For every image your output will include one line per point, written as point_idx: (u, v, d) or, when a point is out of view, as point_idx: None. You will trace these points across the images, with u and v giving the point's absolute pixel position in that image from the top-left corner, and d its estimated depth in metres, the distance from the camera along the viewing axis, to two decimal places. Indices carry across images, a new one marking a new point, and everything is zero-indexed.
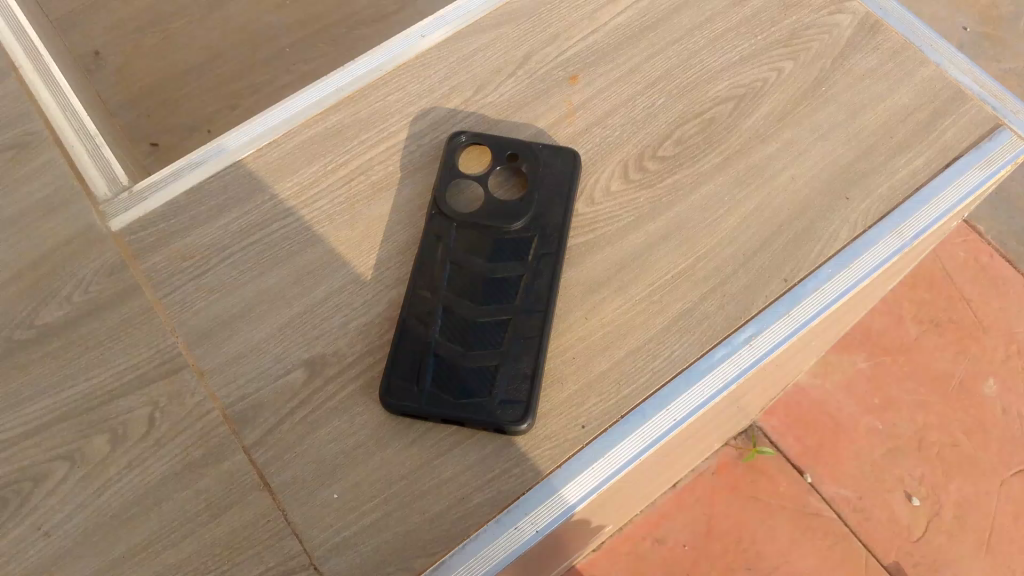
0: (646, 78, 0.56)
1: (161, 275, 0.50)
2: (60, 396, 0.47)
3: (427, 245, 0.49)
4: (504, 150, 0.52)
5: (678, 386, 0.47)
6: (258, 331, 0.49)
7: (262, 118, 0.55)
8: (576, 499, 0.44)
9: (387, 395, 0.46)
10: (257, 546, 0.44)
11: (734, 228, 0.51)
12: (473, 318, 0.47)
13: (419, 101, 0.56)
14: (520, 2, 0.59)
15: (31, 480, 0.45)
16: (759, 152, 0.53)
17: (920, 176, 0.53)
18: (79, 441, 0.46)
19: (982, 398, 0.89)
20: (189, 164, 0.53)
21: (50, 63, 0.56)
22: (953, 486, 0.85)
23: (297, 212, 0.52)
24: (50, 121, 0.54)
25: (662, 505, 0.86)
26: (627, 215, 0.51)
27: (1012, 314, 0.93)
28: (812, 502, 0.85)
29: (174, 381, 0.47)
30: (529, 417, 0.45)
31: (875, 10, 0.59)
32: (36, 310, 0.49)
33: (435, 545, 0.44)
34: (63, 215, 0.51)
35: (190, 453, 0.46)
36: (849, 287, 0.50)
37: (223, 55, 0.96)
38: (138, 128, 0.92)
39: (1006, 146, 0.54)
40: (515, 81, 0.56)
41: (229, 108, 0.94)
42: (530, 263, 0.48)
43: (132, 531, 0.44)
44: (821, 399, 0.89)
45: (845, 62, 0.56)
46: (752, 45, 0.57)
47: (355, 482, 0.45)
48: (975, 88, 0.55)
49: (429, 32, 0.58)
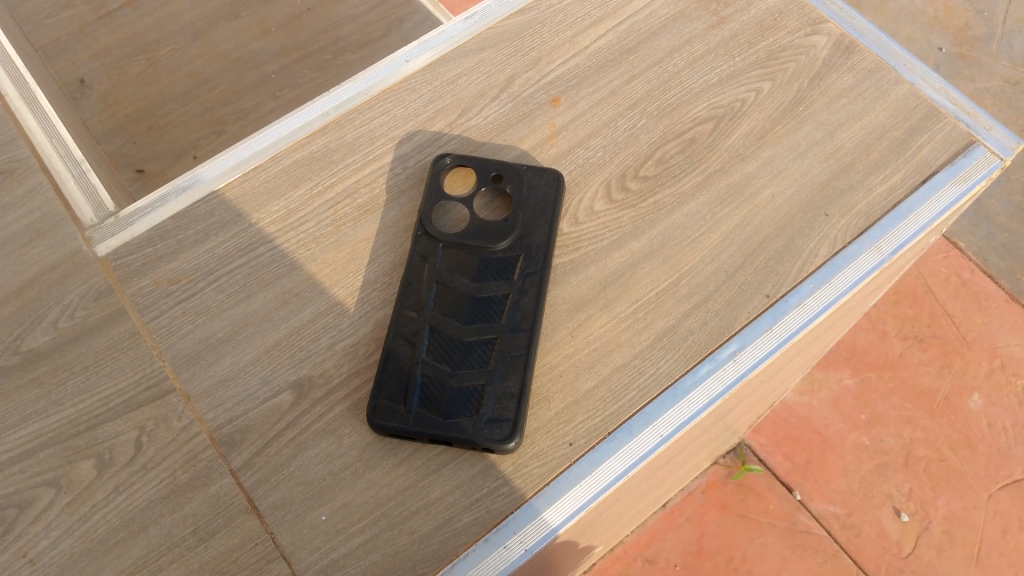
0: (628, 99, 0.57)
1: (147, 299, 0.50)
2: (45, 422, 0.46)
3: (413, 266, 0.50)
4: (489, 171, 0.53)
5: (664, 403, 0.47)
6: (245, 354, 0.49)
7: (249, 142, 0.55)
8: (564, 518, 0.44)
9: (374, 415, 0.45)
10: (245, 570, 0.43)
11: (716, 245, 0.52)
12: (459, 337, 0.47)
13: (404, 124, 0.56)
14: (503, 27, 0.60)
15: (15, 507, 0.44)
16: (739, 170, 0.54)
17: (897, 193, 0.54)
18: (65, 466, 0.45)
19: (966, 412, 0.90)
20: (175, 189, 0.53)
21: (37, 91, 0.57)
22: (942, 501, 0.85)
23: (282, 235, 0.52)
24: (36, 147, 0.54)
25: (652, 525, 0.85)
26: (611, 234, 0.52)
27: (994, 328, 0.94)
28: (802, 519, 0.85)
29: (161, 406, 0.47)
30: (516, 435, 0.45)
31: (849, 31, 0.60)
32: (22, 335, 0.49)
33: (425, 565, 0.43)
34: (49, 240, 0.51)
35: (176, 477, 0.45)
36: (830, 302, 0.50)
37: (208, 81, 0.97)
38: (124, 155, 0.92)
39: (981, 162, 0.55)
40: (500, 104, 0.57)
41: (214, 134, 0.94)
42: (516, 282, 0.49)
43: (118, 557, 0.44)
44: (807, 415, 0.90)
45: (822, 82, 0.58)
46: (730, 66, 0.59)
47: (343, 504, 0.45)
48: (949, 106, 0.57)
49: (413, 57, 0.59)
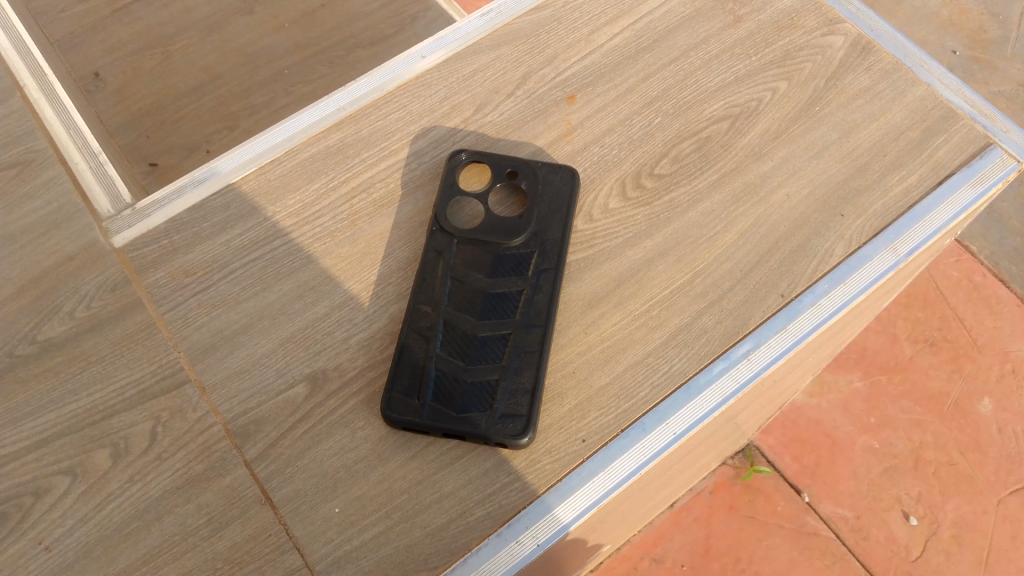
0: (643, 97, 0.57)
1: (163, 291, 0.50)
2: (61, 411, 0.47)
3: (428, 261, 0.50)
4: (504, 168, 0.53)
5: (677, 401, 0.47)
6: (260, 346, 0.49)
7: (265, 136, 0.55)
8: (575, 514, 0.44)
9: (388, 409, 0.46)
10: (258, 561, 0.44)
11: (731, 244, 0.52)
12: (473, 333, 0.47)
13: (420, 120, 0.57)
14: (519, 24, 0.61)
15: (30, 495, 0.45)
16: (754, 170, 0.54)
17: (913, 194, 0.54)
18: (80, 455, 0.46)
19: (977, 417, 0.89)
20: (191, 182, 0.53)
21: (55, 83, 0.57)
22: (951, 505, 0.85)
23: (297, 229, 0.53)
24: (54, 138, 0.54)
25: (659, 525, 0.85)
26: (626, 232, 0.52)
27: (1006, 332, 0.94)
28: (810, 521, 0.85)
29: (176, 397, 0.47)
30: (530, 431, 0.45)
31: (866, 31, 0.60)
32: (39, 325, 0.49)
33: (436, 559, 0.43)
34: (66, 231, 0.52)
35: (190, 467, 0.46)
36: (845, 302, 0.50)
37: (221, 76, 0.98)
38: (137, 149, 0.93)
39: (997, 164, 0.55)
40: (515, 101, 0.57)
41: (227, 129, 0.95)
42: (530, 278, 0.49)
43: (133, 546, 0.44)
44: (816, 417, 0.90)
45: (838, 82, 0.58)
46: (746, 65, 0.59)
47: (356, 496, 0.45)
48: (966, 107, 0.57)
49: (429, 53, 0.59)
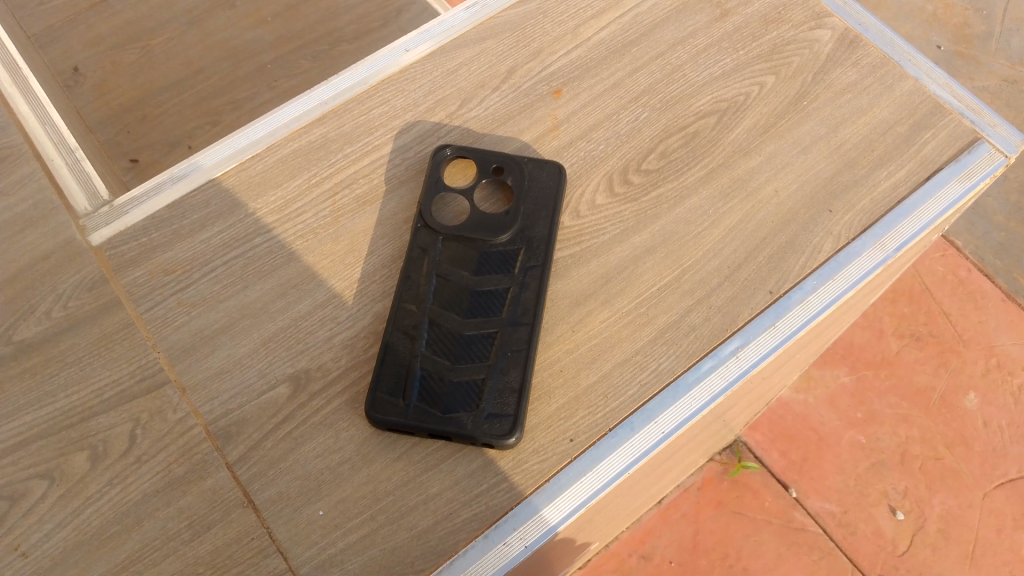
0: (630, 92, 0.56)
1: (142, 290, 0.49)
2: (37, 413, 0.46)
3: (413, 259, 0.49)
4: (490, 164, 0.52)
5: (665, 399, 0.47)
6: (241, 346, 0.48)
7: (247, 130, 0.54)
8: (563, 515, 0.44)
9: (373, 409, 0.45)
10: (240, 565, 0.43)
11: (719, 241, 0.51)
12: (460, 331, 0.46)
13: (404, 115, 0.56)
14: (505, 17, 0.60)
15: (6, 500, 0.44)
16: (742, 165, 0.54)
17: (901, 189, 0.53)
18: (57, 459, 0.45)
19: (962, 411, 0.90)
20: (171, 178, 0.52)
21: (29, 77, 0.56)
22: (937, 499, 0.85)
23: (279, 227, 0.52)
24: (29, 133, 0.53)
25: (648, 521, 0.85)
26: (613, 228, 0.51)
27: (991, 327, 0.94)
28: (798, 516, 0.85)
29: (155, 398, 0.46)
30: (517, 430, 0.44)
31: (854, 26, 0.60)
32: (14, 326, 0.48)
33: (423, 561, 0.43)
34: (42, 229, 0.50)
35: (171, 470, 0.45)
36: (833, 299, 0.50)
37: (203, 70, 0.96)
38: (118, 145, 0.91)
39: (985, 159, 0.55)
40: (501, 96, 0.56)
41: (209, 125, 0.93)
42: (516, 276, 0.48)
43: (112, 551, 0.43)
44: (804, 412, 0.90)
45: (826, 77, 0.57)
46: (734, 60, 0.58)
47: (340, 498, 0.44)
48: (953, 102, 0.57)
49: (413, 47, 0.58)
